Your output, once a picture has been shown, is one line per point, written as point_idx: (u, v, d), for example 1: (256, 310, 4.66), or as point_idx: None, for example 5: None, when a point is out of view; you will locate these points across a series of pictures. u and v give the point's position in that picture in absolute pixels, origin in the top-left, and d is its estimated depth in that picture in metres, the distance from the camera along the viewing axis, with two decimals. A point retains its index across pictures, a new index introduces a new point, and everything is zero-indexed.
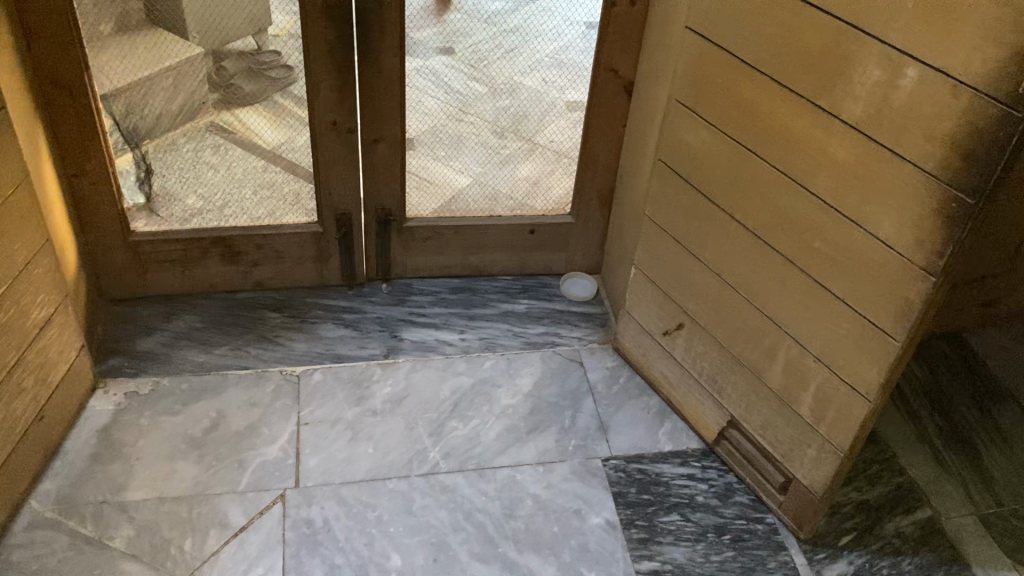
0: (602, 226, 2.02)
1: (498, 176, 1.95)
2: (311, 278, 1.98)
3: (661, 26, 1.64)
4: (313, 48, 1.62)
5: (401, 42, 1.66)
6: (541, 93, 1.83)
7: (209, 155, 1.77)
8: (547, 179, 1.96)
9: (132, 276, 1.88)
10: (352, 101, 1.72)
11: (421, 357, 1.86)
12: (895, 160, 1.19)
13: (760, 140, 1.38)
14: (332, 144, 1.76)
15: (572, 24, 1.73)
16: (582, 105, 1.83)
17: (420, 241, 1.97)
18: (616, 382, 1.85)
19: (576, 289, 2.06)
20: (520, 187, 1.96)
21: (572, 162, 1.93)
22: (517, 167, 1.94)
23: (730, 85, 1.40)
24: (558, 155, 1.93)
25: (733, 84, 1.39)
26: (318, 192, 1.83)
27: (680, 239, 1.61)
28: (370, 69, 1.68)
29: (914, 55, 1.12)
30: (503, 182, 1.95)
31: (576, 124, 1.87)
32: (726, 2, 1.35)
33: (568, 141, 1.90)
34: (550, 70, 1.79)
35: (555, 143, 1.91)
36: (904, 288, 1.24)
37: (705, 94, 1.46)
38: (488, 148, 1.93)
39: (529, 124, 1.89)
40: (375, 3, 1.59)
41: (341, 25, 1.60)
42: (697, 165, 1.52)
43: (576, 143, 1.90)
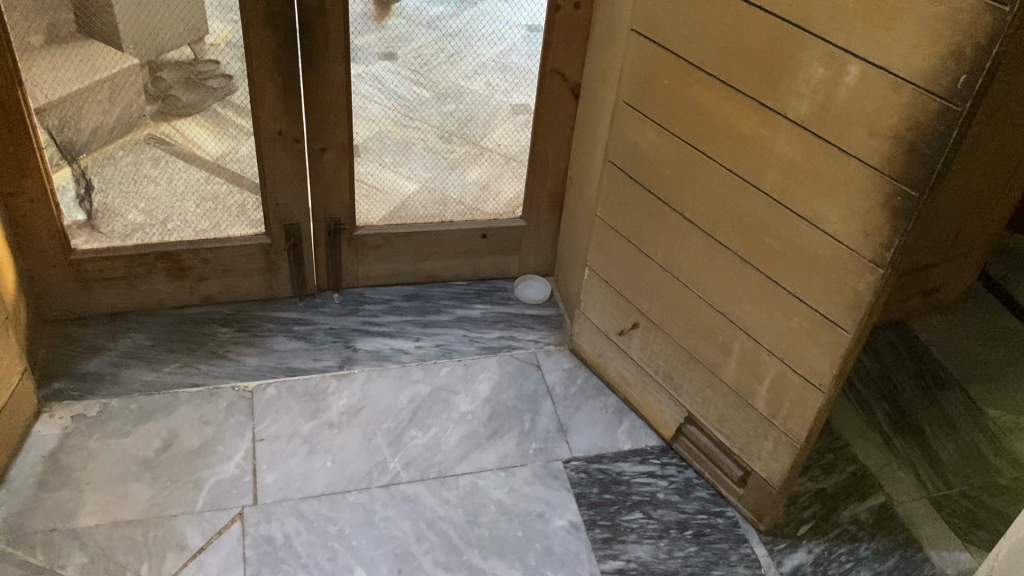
0: (553, 228, 2.03)
1: (448, 180, 1.94)
2: (260, 291, 1.95)
3: (605, 28, 1.65)
4: (257, 57, 1.59)
5: (345, 49, 1.64)
6: (486, 96, 1.82)
7: (149, 168, 1.73)
8: (496, 182, 1.95)
9: (74, 295, 1.83)
10: (297, 110, 1.69)
11: (377, 367, 1.84)
12: (840, 155, 1.21)
13: (707, 139, 1.40)
14: (278, 154, 1.74)
15: (513, 27, 1.72)
16: (527, 107, 1.83)
17: (371, 249, 1.95)
18: (573, 384, 1.85)
19: (530, 292, 2.06)
20: (470, 192, 1.96)
21: (521, 165, 1.92)
22: (465, 171, 1.93)
23: (676, 85, 1.41)
24: (507, 159, 1.92)
25: (678, 84, 1.41)
26: (265, 203, 1.80)
27: (632, 239, 1.62)
28: (315, 78, 1.66)
29: (855, 53, 1.14)
30: (452, 186, 1.95)
31: (523, 126, 1.86)
32: (670, 3, 1.37)
33: (515, 144, 1.89)
34: (494, 74, 1.78)
35: (501, 146, 1.90)
36: (853, 281, 1.26)
37: (650, 95, 1.47)
38: (435, 153, 1.90)
39: (475, 128, 1.88)
40: (318, 11, 1.58)
41: (285, 33, 1.58)
42: (646, 166, 1.54)
43: (523, 146, 1.89)
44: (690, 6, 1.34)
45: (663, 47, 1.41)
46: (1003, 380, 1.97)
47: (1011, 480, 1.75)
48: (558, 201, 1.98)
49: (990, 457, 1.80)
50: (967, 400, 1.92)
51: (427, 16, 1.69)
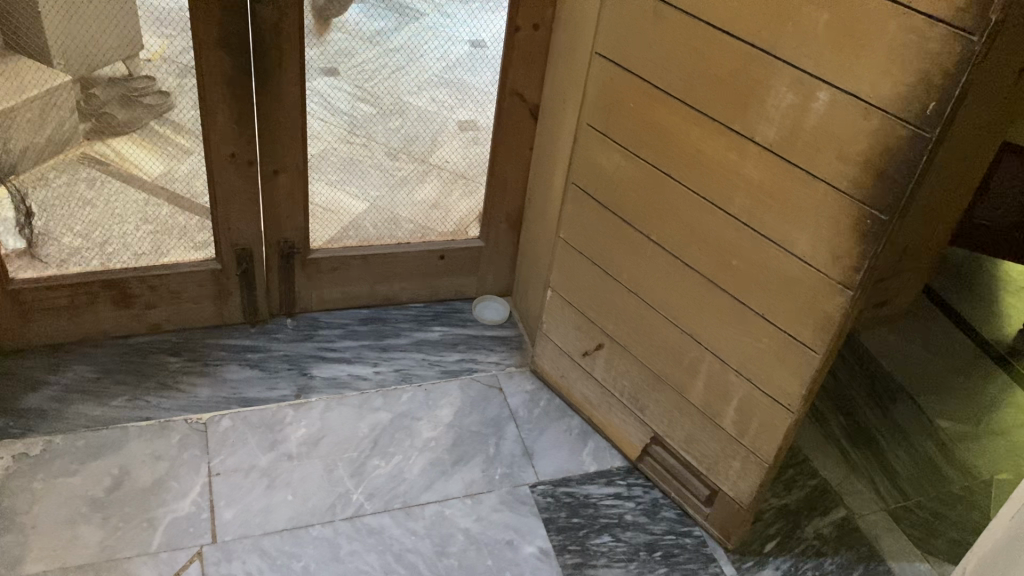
0: (510, 248, 2.01)
1: (396, 199, 1.89)
2: (210, 318, 1.88)
3: (565, 49, 1.65)
4: (209, 78, 1.54)
5: (299, 69, 1.60)
6: (431, 113, 1.78)
7: (84, 190, 1.65)
8: (447, 200, 1.92)
9: (13, 326, 1.73)
10: (250, 132, 1.64)
11: (335, 395, 1.79)
12: (808, 179, 1.23)
13: (672, 160, 1.40)
14: (230, 178, 1.68)
15: (455, 42, 1.69)
16: (474, 123, 1.81)
17: (326, 273, 1.91)
18: (536, 406, 1.83)
19: (488, 314, 2.04)
20: (420, 211, 1.93)
21: (469, 182, 1.91)
22: (414, 189, 1.89)
23: (640, 106, 1.41)
24: (455, 176, 1.89)
25: (642, 106, 1.41)
26: (216, 227, 1.74)
27: (596, 260, 1.62)
28: (269, 99, 1.61)
29: (825, 80, 1.15)
30: (402, 205, 1.91)
31: (473, 143, 1.84)
32: (634, 27, 1.37)
33: (464, 161, 1.87)
34: (438, 89, 1.75)
35: (450, 164, 1.87)
36: (822, 302, 1.27)
37: (614, 114, 1.47)
38: (385, 172, 1.85)
39: (422, 145, 1.84)
40: (273, 31, 1.53)
41: (238, 54, 1.53)
42: (611, 188, 1.53)
43: (474, 162, 1.87)
44: (655, 30, 1.34)
45: (627, 70, 1.41)
46: (951, 391, 2.02)
47: (963, 489, 1.80)
48: (516, 219, 1.96)
49: (942, 466, 1.84)
50: (918, 410, 1.96)
51: (368, 31, 1.63)
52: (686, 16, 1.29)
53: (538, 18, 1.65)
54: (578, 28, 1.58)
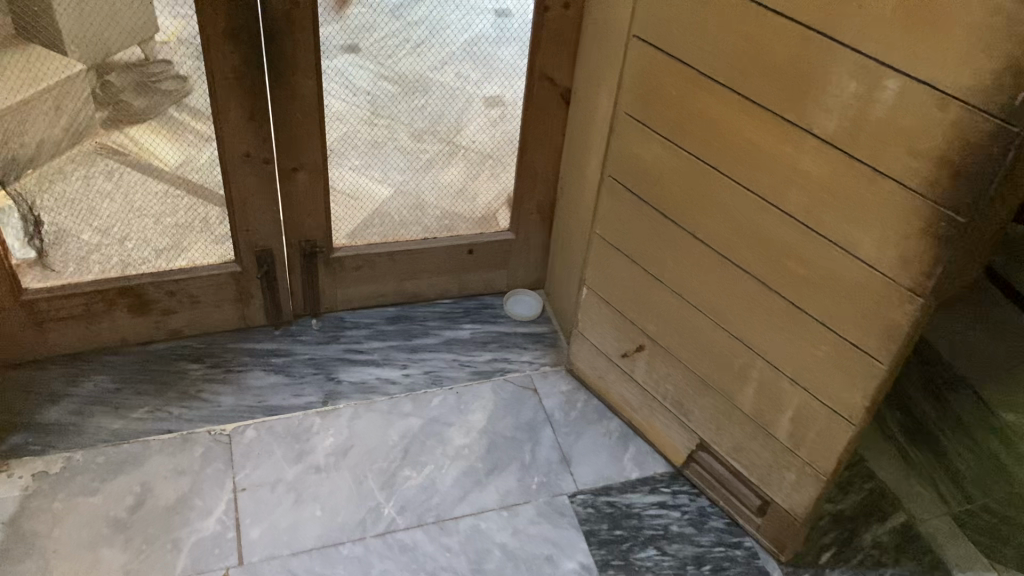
0: (543, 238, 1.91)
1: (422, 180, 1.77)
2: (232, 321, 1.80)
3: (598, 30, 1.52)
4: (219, 74, 1.44)
5: (314, 61, 1.50)
6: (456, 90, 1.64)
7: (102, 182, 1.55)
8: (474, 182, 1.80)
9: (29, 337, 1.67)
10: (266, 130, 1.54)
11: (363, 401, 1.71)
12: (873, 176, 1.11)
13: (719, 152, 1.29)
14: (246, 178, 1.59)
15: (481, 12, 1.55)
16: (502, 100, 1.67)
17: (350, 271, 1.82)
18: (573, 408, 1.74)
19: (520, 309, 1.94)
20: (446, 195, 1.81)
21: (498, 163, 1.78)
22: (440, 172, 1.77)
23: (682, 92, 1.30)
24: (482, 156, 1.77)
25: (685, 93, 1.29)
26: (234, 229, 1.66)
27: (636, 258, 1.51)
28: (283, 94, 1.51)
29: (894, 67, 1.03)
30: (427, 190, 1.79)
31: (500, 121, 1.71)
32: (676, 9, 1.25)
33: (492, 140, 1.74)
34: (463, 64, 1.60)
35: (477, 144, 1.74)
36: (889, 310, 1.16)
37: (653, 101, 1.35)
38: (410, 154, 1.72)
39: (448, 125, 1.70)
40: (285, 22, 1.43)
41: (249, 48, 1.43)
42: (652, 183, 1.42)
43: (502, 141, 1.74)
44: (699, 13, 1.21)
45: (668, 54, 1.29)
46: None
47: None
48: (549, 207, 1.85)
49: None
50: None
51: (389, 3, 1.50)
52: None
53: None
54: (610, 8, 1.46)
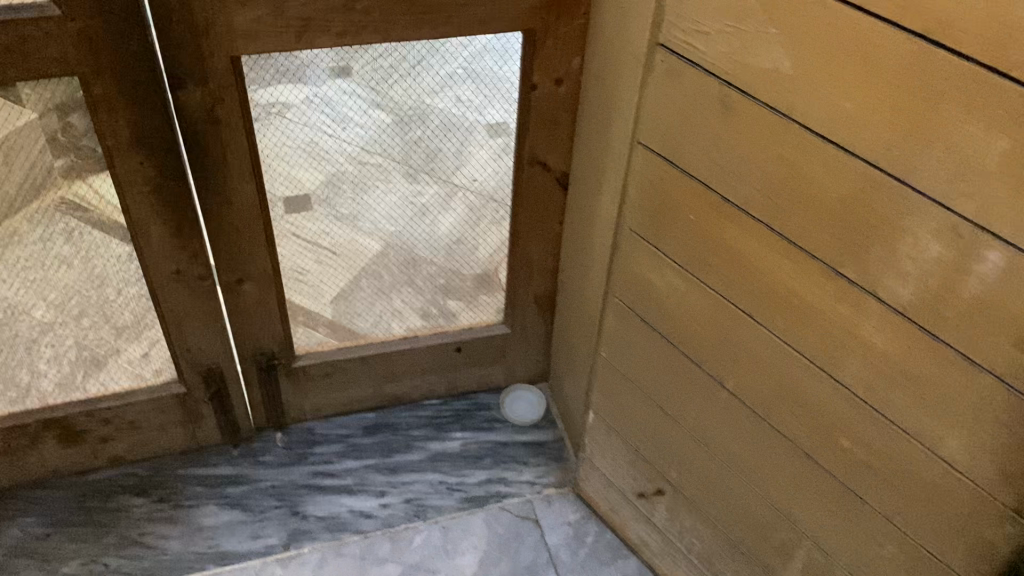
0: (544, 331, 1.62)
1: (411, 224, 1.42)
2: (182, 443, 1.55)
3: (598, 114, 1.23)
4: (129, 187, 1.17)
5: (249, 163, 1.22)
6: (455, 117, 1.29)
7: (56, 245, 1.23)
8: (473, 233, 1.46)
9: None
10: (196, 243, 1.27)
11: (332, 543, 1.45)
12: (966, 364, 0.81)
13: (752, 297, 0.99)
14: (179, 297, 1.32)
15: None
16: (508, 129, 1.31)
17: (317, 380, 1.55)
18: (582, 545, 1.46)
19: (520, 410, 1.66)
20: (442, 249, 1.48)
21: (501, 207, 1.42)
22: (436, 219, 1.42)
23: (703, 219, 1.00)
24: (483, 199, 1.41)
25: (706, 220, 1.00)
26: (172, 350, 1.39)
27: (651, 395, 1.23)
28: (215, 201, 1.24)
29: (998, 234, 0.73)
30: (421, 240, 1.46)
31: (503, 152, 1.34)
32: (692, 119, 0.95)
33: (497, 178, 1.38)
34: (463, 86, 1.25)
35: (479, 183, 1.38)
36: (985, 528, 0.87)
37: (666, 223, 1.06)
38: (401, 195, 1.37)
39: (444, 160, 1.34)
40: (206, 122, 1.16)
41: (163, 156, 1.16)
42: (667, 314, 1.13)
43: (507, 180, 1.38)
44: (724, 128, 0.92)
45: (683, 171, 0.99)
46: None
47: None
48: (550, 299, 1.57)
49: None
50: None
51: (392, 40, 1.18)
52: (768, 110, 0.87)
53: (561, 72, 1.24)
54: (609, 92, 1.16)
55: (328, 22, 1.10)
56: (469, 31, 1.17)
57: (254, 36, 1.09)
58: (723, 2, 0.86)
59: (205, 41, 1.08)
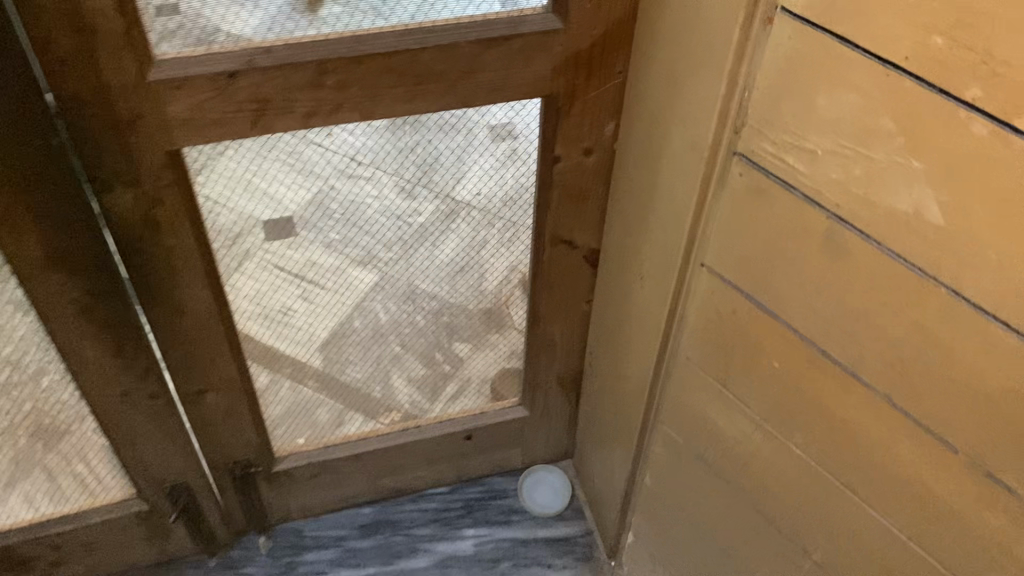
0: (569, 410, 1.40)
1: (412, 264, 1.11)
2: (150, 557, 1.33)
3: (638, 195, 0.98)
4: (52, 311, 0.93)
5: (204, 267, 0.98)
6: (451, 119, 0.94)
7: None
8: (478, 266, 1.14)
9: None
10: (146, 360, 1.03)
11: None
12: None
13: (857, 473, 0.76)
14: (130, 418, 1.09)
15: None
16: (521, 130, 0.97)
17: (305, 481, 1.33)
18: None
19: (538, 498, 1.44)
20: (444, 282, 1.15)
21: (515, 226, 1.09)
22: (431, 254, 1.10)
23: (792, 368, 0.77)
24: (491, 219, 1.08)
25: (796, 368, 0.76)
26: (127, 471, 1.16)
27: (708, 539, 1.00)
28: (165, 313, 1.00)
29: None
30: (410, 289, 1.15)
31: (509, 160, 1.01)
32: (782, 252, 0.71)
33: (504, 191, 1.05)
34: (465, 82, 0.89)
35: (483, 199, 1.05)
36: None
37: (737, 358, 0.82)
38: (396, 253, 1.09)
39: (439, 182, 1.01)
40: (144, 229, 0.91)
41: (93, 273, 0.92)
42: (733, 461, 0.90)
43: (520, 194, 1.06)
44: (829, 272, 0.68)
45: (764, 307, 0.76)
46: None
47: None
48: (575, 379, 1.34)
49: None
50: None
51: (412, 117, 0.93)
52: (900, 265, 0.62)
53: (591, 141, 0.99)
54: (653, 178, 0.91)
55: (293, 103, 0.85)
56: (474, 102, 0.91)
57: (196, 125, 0.84)
58: (838, 116, 0.61)
59: (132, 137, 0.83)
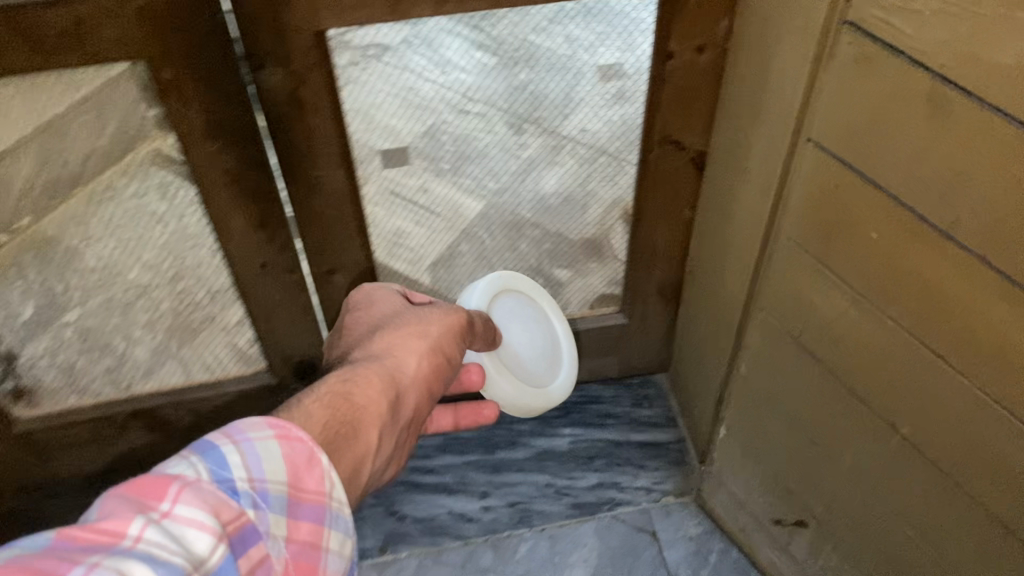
0: (670, 323, 1.45)
1: (515, 190, 1.30)
2: None
3: (741, 100, 1.03)
4: (207, 186, 1.05)
5: (342, 151, 1.08)
6: (563, 60, 1.11)
7: (155, 201, 1.20)
8: (582, 187, 1.30)
9: (31, 466, 1.38)
10: (286, 238, 1.15)
11: (431, 548, 1.36)
12: None
13: (937, 328, 0.80)
14: (267, 291, 1.21)
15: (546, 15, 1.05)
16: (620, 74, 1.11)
17: None
18: (705, 565, 1.32)
19: (559, 373, 1.27)
20: (544, 206, 1.33)
21: (612, 160, 1.23)
22: (540, 176, 1.28)
23: (841, 234, 0.86)
24: (594, 151, 1.23)
25: (842, 234, 0.86)
26: (263, 342, 1.29)
27: (799, 424, 1.06)
28: (304, 194, 1.11)
29: None
30: (524, 197, 1.32)
31: (616, 101, 1.15)
32: (882, 115, 0.75)
33: (601, 134, 1.20)
34: (574, 26, 1.06)
35: (587, 136, 1.21)
36: None
37: (805, 226, 0.91)
38: (502, 150, 1.23)
39: (550, 105, 1.17)
40: (291, 110, 1.01)
41: (246, 149, 1.03)
42: (826, 341, 0.95)
43: (617, 135, 1.19)
44: (929, 129, 0.71)
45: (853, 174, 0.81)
46: None
47: None
48: (676, 291, 1.39)
49: None
50: None
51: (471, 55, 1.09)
52: (984, 110, 0.66)
53: (703, 37, 1.03)
54: (761, 73, 0.96)
55: None
56: None
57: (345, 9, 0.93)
58: None
59: (287, 16, 0.92)
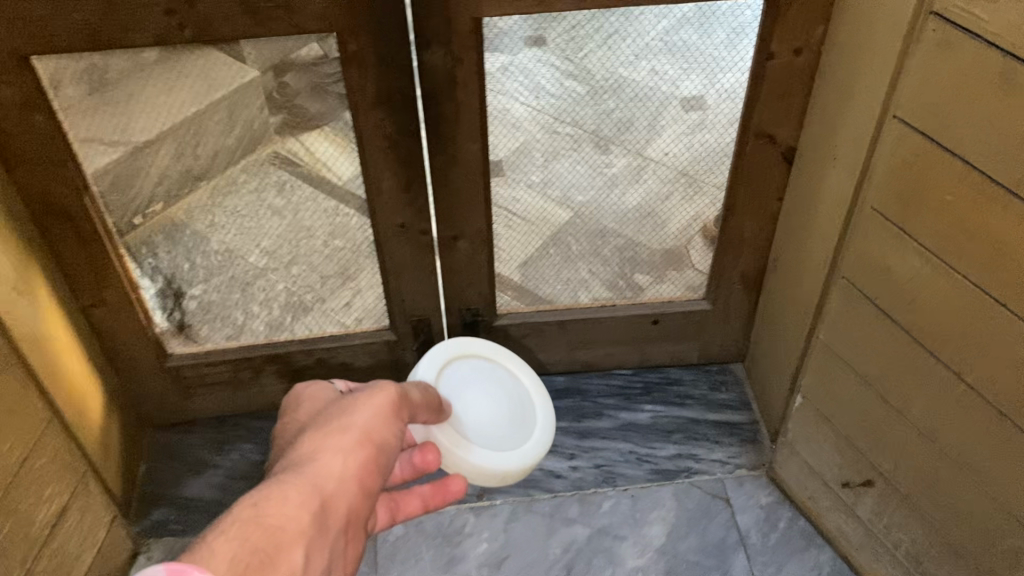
0: (749, 312, 1.59)
1: (600, 200, 1.46)
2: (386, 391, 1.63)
3: (831, 96, 1.19)
4: (367, 147, 1.24)
5: (482, 125, 1.26)
6: (649, 91, 1.30)
7: (273, 196, 1.37)
8: (662, 205, 1.47)
9: (176, 398, 1.56)
10: (424, 200, 1.33)
11: (523, 497, 1.50)
12: None
13: (1001, 279, 0.93)
14: (401, 248, 1.39)
15: (643, 50, 1.24)
16: (702, 102, 1.30)
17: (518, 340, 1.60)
18: (774, 529, 1.44)
19: (531, 434, 1.30)
20: (628, 220, 1.50)
21: (693, 181, 1.41)
22: (622, 191, 1.45)
23: (919, 199, 1.00)
24: (677, 172, 1.40)
25: (920, 198, 1.00)
26: (389, 297, 1.47)
27: (872, 383, 1.19)
28: (444, 162, 1.29)
29: None
30: (607, 208, 1.48)
31: (698, 128, 1.33)
32: (960, 91, 0.90)
33: (687, 155, 1.37)
34: (661, 59, 1.26)
35: (670, 157, 1.38)
36: None
37: (887, 196, 1.05)
38: (592, 166, 1.40)
39: (638, 131, 1.35)
40: (446, 85, 1.20)
41: (404, 116, 1.22)
42: (900, 300, 1.09)
43: (699, 155, 1.37)
44: (999, 99, 0.86)
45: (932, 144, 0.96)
46: None
47: None
48: (758, 280, 1.53)
49: None
50: None
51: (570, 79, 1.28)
52: None
53: (801, 40, 1.19)
54: (852, 68, 1.12)
55: None
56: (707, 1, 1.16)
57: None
58: None
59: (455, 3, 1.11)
